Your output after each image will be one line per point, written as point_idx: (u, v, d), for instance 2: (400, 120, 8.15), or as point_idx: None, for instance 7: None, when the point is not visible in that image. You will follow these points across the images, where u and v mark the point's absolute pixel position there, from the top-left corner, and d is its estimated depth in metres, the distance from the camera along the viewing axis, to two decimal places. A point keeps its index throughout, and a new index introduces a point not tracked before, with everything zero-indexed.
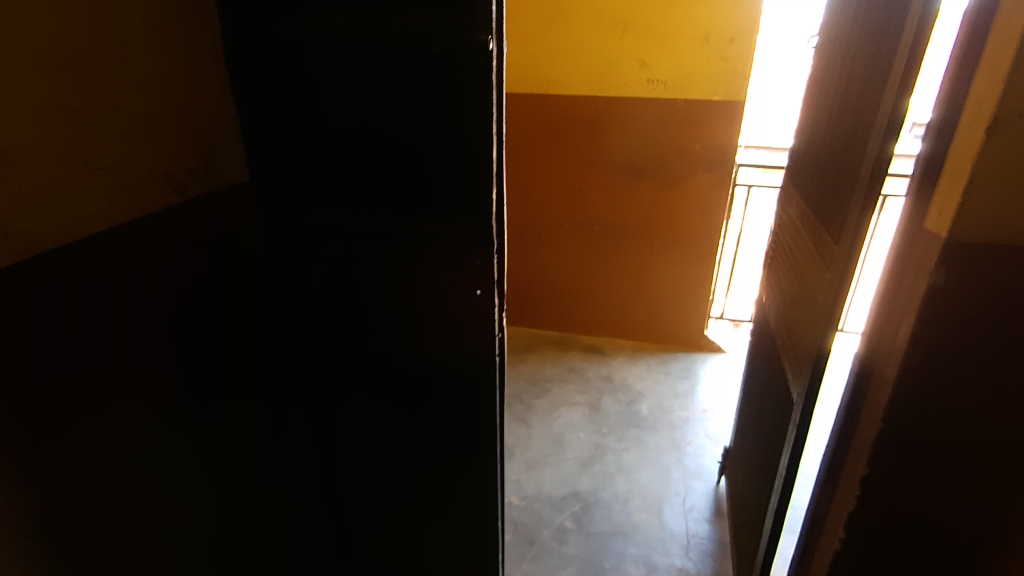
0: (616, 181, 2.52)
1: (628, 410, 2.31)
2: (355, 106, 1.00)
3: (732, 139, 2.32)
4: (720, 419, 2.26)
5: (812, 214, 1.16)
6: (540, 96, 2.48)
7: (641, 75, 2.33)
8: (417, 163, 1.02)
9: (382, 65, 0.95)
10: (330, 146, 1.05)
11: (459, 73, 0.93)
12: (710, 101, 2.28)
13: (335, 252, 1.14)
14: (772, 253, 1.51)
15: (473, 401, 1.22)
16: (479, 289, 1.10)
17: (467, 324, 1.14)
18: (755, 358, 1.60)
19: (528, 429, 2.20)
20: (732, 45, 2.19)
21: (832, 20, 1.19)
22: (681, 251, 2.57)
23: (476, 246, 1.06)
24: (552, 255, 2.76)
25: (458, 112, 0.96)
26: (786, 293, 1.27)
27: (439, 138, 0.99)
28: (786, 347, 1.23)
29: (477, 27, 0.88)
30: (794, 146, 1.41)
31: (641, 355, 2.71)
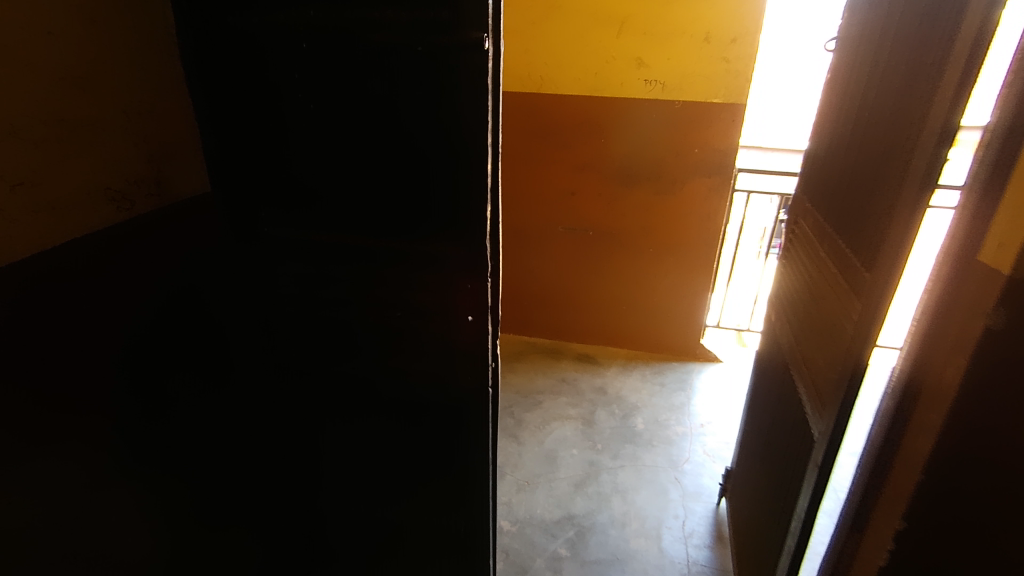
0: (611, 185, 2.42)
1: (622, 424, 2.22)
2: (331, 110, 0.88)
3: (733, 143, 2.22)
4: (719, 434, 2.18)
5: (834, 234, 1.07)
6: (531, 96, 2.36)
7: (639, 75, 2.23)
8: (400, 175, 0.90)
9: (362, 65, 0.84)
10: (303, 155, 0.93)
11: (450, 77, 0.81)
12: (710, 103, 2.19)
13: (310, 272, 1.02)
14: (784, 269, 1.42)
15: (463, 434, 1.11)
16: (471, 315, 0.99)
17: (456, 352, 1.03)
18: (763, 378, 1.51)
19: (519, 445, 2.10)
20: (734, 45, 2.09)
21: (859, 17, 1.09)
22: (678, 258, 2.48)
23: (468, 268, 0.95)
24: (544, 261, 2.65)
25: (448, 120, 0.84)
26: (804, 315, 1.18)
27: (426, 148, 0.87)
28: (803, 376, 1.14)
29: (470, 23, 0.77)
30: (810, 152, 1.31)
31: (635, 365, 2.62)
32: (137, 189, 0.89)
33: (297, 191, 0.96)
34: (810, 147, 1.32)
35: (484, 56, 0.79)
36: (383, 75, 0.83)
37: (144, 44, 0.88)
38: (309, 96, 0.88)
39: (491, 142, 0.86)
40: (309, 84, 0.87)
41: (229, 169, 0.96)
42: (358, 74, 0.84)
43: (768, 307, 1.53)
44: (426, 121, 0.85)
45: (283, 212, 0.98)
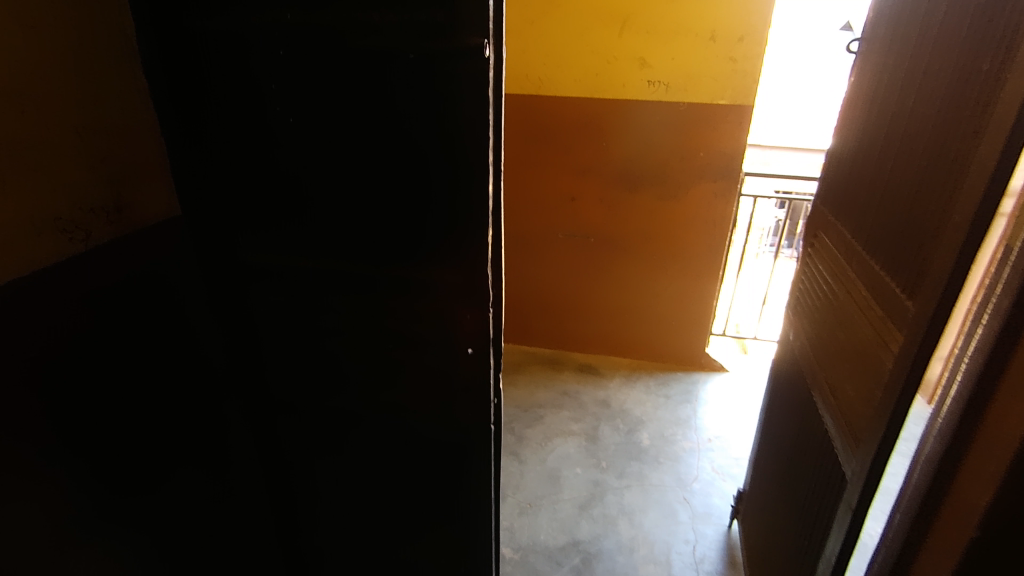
0: (613, 190, 2.33)
1: (627, 440, 2.14)
2: (313, 124, 0.79)
3: (739, 147, 2.14)
4: (728, 449, 2.10)
5: (866, 252, 0.99)
6: (530, 97, 2.27)
7: (642, 76, 2.14)
8: (393, 196, 0.82)
9: (347, 72, 0.74)
10: (283, 172, 0.83)
11: (446, 87, 0.72)
12: (716, 105, 2.11)
13: (294, 299, 0.93)
14: (801, 285, 1.35)
15: (464, 473, 1.02)
16: (471, 347, 0.90)
17: (456, 387, 0.94)
18: (779, 399, 1.43)
19: (520, 464, 2.00)
20: (741, 44, 2.01)
21: (890, 17, 1.01)
22: (683, 265, 2.40)
23: (467, 296, 0.86)
24: (545, 269, 2.56)
25: (444, 135, 0.75)
26: (831, 339, 1.10)
27: (420, 166, 0.78)
28: (830, 404, 1.06)
29: (468, 26, 0.68)
30: (831, 161, 1.24)
31: (638, 376, 2.53)
32: (92, 217, 0.79)
33: (280, 214, 0.87)
34: (830, 155, 1.24)
35: (484, 64, 0.70)
36: (371, 84, 0.74)
37: (101, 50, 0.78)
38: (288, 108, 0.79)
39: (493, 158, 0.77)
40: (287, 94, 0.78)
41: (200, 187, 0.86)
42: (341, 83, 0.75)
43: (784, 323, 1.45)
44: (420, 136, 0.76)
45: (262, 234, 0.89)
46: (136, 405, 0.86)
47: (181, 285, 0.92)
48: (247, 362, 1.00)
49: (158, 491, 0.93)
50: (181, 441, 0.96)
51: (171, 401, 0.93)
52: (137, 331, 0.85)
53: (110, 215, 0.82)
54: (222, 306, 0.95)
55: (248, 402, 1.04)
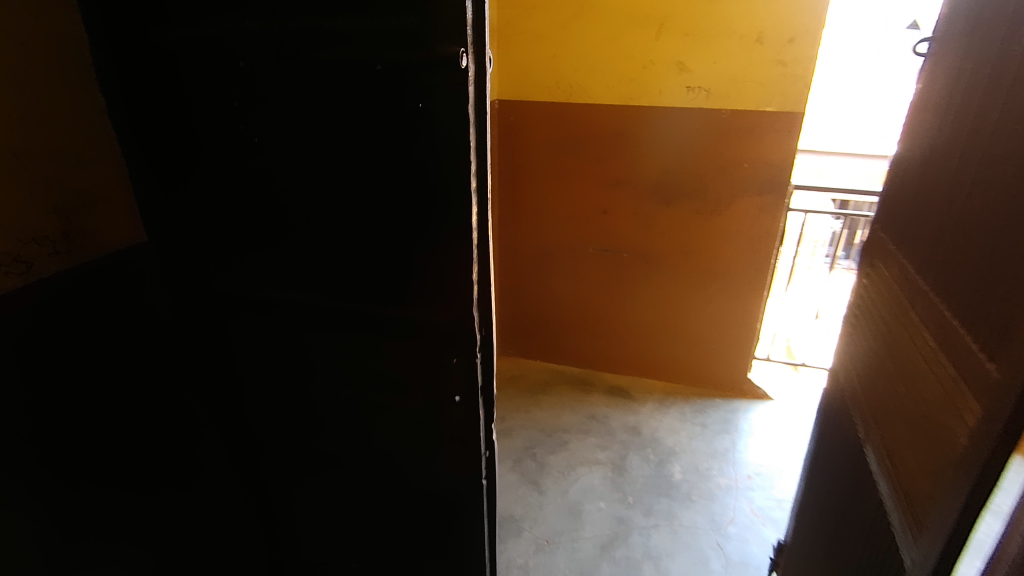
0: (648, 204, 2.18)
1: (657, 473, 1.98)
2: (277, 145, 0.71)
3: (787, 158, 1.96)
4: (769, 489, 1.92)
5: (933, 296, 0.83)
6: (560, 104, 2.15)
7: (680, 81, 1.99)
8: (366, 227, 0.72)
9: (311, 86, 0.65)
10: (251, 197, 0.75)
11: (421, 103, 0.62)
12: (762, 112, 1.94)
13: (269, 333, 0.85)
14: (853, 321, 1.18)
15: (456, 530, 0.92)
16: (458, 395, 0.80)
17: (443, 438, 0.84)
18: (825, 447, 1.26)
19: (540, 495, 1.88)
20: (791, 46, 1.84)
21: (970, 14, 0.85)
22: (724, 285, 2.23)
23: (452, 340, 0.76)
24: (575, 284, 2.43)
25: (420, 159, 0.65)
26: (890, 392, 0.94)
27: (395, 194, 0.69)
28: (886, 470, 0.90)
29: (438, 30, 0.58)
30: (893, 180, 1.07)
31: (673, 401, 2.37)
32: (33, 249, 0.73)
33: (251, 242, 0.78)
34: (892, 172, 1.08)
35: (460, 75, 0.59)
36: (337, 100, 0.65)
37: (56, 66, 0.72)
38: (254, 128, 0.70)
39: (476, 185, 0.66)
40: (250, 113, 0.69)
41: (169, 215, 0.79)
42: (306, 99, 0.66)
43: (833, 360, 1.28)
44: (393, 161, 0.67)
45: (235, 264, 0.80)
46: (99, 444, 0.81)
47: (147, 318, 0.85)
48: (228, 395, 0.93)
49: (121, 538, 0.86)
50: (151, 482, 0.90)
51: (142, 439, 0.87)
52: (96, 369, 0.79)
53: (58, 246, 0.76)
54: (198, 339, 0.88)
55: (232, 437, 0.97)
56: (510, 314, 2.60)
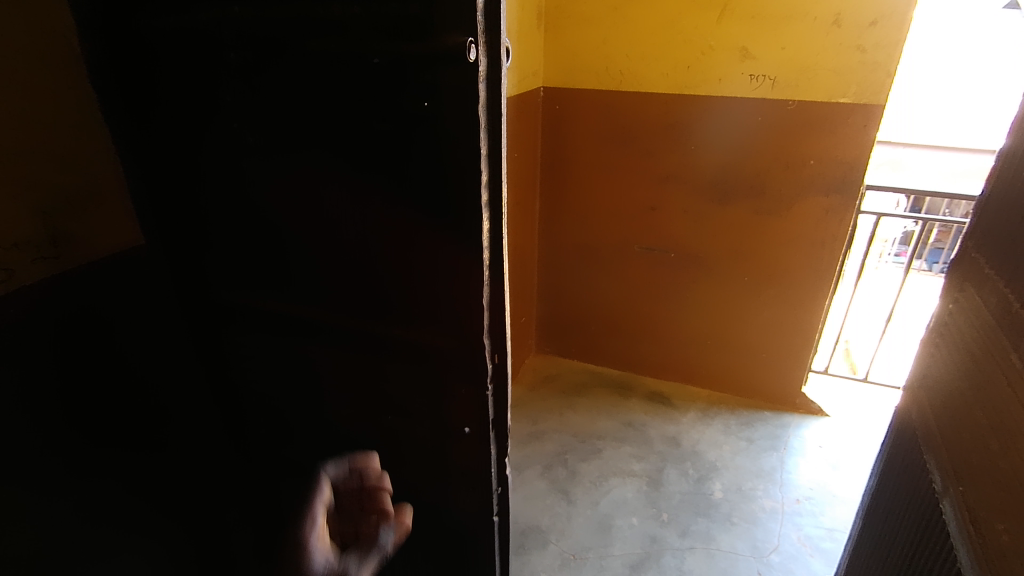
0: (700, 202, 2.03)
1: (696, 490, 1.86)
2: (275, 147, 0.65)
3: (860, 155, 1.78)
4: (820, 517, 1.77)
5: None
6: (608, 94, 2.01)
7: (743, 69, 1.82)
8: (369, 240, 0.66)
9: (311, 85, 0.60)
10: (255, 203, 0.70)
11: (426, 103, 0.56)
12: (835, 104, 1.75)
13: (276, 348, 0.81)
14: (932, 351, 1.02)
15: (465, 566, 0.85)
16: (468, 427, 0.73)
17: (452, 470, 0.78)
18: (891, 491, 1.11)
19: (569, 506, 1.80)
20: (873, 30, 1.65)
21: None
22: (780, 292, 2.06)
23: (461, 372, 0.69)
24: (617, 283, 2.31)
25: (424, 168, 0.59)
26: (978, 447, 0.79)
27: (397, 207, 0.63)
28: (969, 540, 0.77)
29: (446, 21, 0.52)
30: (994, 190, 0.90)
31: (718, 411, 2.23)
32: (17, 254, 0.72)
33: (254, 249, 0.74)
34: (995, 173, 0.91)
35: (470, 73, 0.53)
36: (339, 101, 0.59)
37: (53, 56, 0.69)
38: (256, 127, 0.65)
39: (488, 200, 0.60)
40: (251, 110, 0.64)
41: (172, 217, 0.77)
42: (308, 97, 0.61)
43: (906, 383, 1.13)
44: (396, 168, 0.60)
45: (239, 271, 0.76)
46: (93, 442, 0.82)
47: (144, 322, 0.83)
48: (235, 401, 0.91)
49: (130, 530, 0.88)
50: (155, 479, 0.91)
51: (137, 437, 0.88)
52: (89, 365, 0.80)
53: (45, 251, 0.75)
54: (207, 340, 0.86)
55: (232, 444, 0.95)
56: (548, 313, 2.49)
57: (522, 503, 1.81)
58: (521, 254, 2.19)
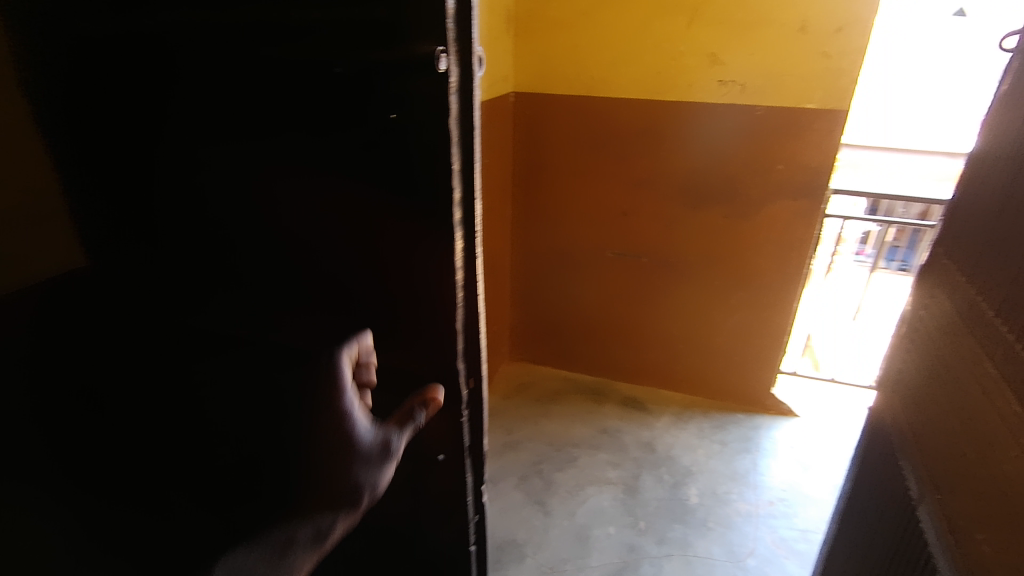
0: (671, 207, 2.03)
1: (672, 496, 1.86)
2: (235, 161, 0.61)
3: (827, 160, 1.81)
4: (793, 518, 1.79)
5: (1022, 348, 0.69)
6: (579, 99, 1.99)
7: (712, 74, 1.83)
8: (333, 262, 0.62)
9: (271, 95, 0.55)
10: (204, 223, 0.64)
11: (395, 116, 0.52)
12: (803, 109, 1.77)
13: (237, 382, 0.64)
14: (904, 358, 1.03)
15: None
16: (442, 454, 0.71)
17: (425, 498, 0.75)
18: (864, 497, 1.12)
19: (546, 517, 1.77)
20: (839, 36, 1.67)
21: None
22: (749, 295, 2.08)
23: (437, 398, 0.67)
24: (590, 289, 2.29)
25: (393, 184, 0.56)
26: (952, 456, 0.80)
27: (363, 224, 0.59)
28: (941, 549, 0.77)
29: (416, 29, 0.49)
30: (964, 197, 0.91)
31: (691, 415, 2.23)
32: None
33: (201, 274, 0.67)
34: (966, 177, 0.93)
35: (442, 86, 0.51)
36: (300, 111, 0.55)
37: None
38: (206, 141, 0.60)
39: (461, 218, 0.58)
40: (202, 122, 0.59)
41: None
42: (267, 108, 0.56)
43: (879, 384, 1.13)
44: (361, 185, 0.57)
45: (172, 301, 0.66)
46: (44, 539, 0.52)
47: (66, 282, 0.53)
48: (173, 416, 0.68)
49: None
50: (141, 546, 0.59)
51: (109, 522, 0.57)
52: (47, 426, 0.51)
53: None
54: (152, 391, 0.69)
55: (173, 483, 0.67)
56: (522, 319, 2.46)
57: (497, 517, 1.77)
58: (494, 260, 2.16)
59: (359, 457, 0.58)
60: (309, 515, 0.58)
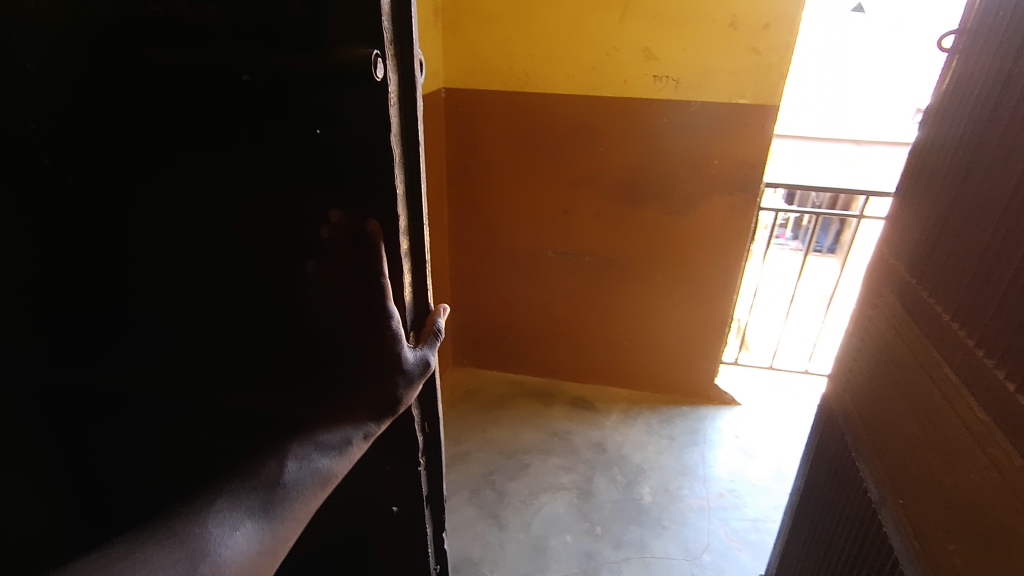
0: (612, 203, 2.01)
1: (626, 497, 1.84)
2: (139, 166, 0.53)
3: (760, 154, 1.83)
4: (743, 508, 1.82)
5: (982, 355, 0.69)
6: (516, 95, 1.92)
7: (646, 70, 1.81)
8: (259, 276, 0.57)
9: (174, 104, 0.49)
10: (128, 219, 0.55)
11: (320, 133, 0.49)
12: (736, 105, 1.78)
13: (235, 328, 0.60)
14: (854, 355, 1.03)
15: None
16: (396, 506, 0.68)
17: (380, 550, 0.72)
18: (820, 494, 1.12)
19: (500, 532, 1.70)
20: (766, 33, 1.69)
21: None
22: (691, 290, 2.09)
23: (389, 444, 0.64)
24: (534, 289, 2.24)
25: (323, 201, 0.52)
26: (915, 458, 0.79)
27: (288, 242, 0.54)
28: (908, 556, 0.77)
29: (342, 32, 0.45)
30: (909, 196, 0.92)
31: (639, 411, 2.23)
32: None
33: (103, 309, 0.59)
34: (908, 173, 0.93)
35: (378, 95, 0.47)
36: (204, 123, 0.50)
37: None
38: (93, 160, 0.53)
39: (409, 246, 0.57)
40: (91, 131, 0.51)
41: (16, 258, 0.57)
42: (164, 117, 0.50)
43: (830, 374, 1.14)
44: (284, 202, 0.53)
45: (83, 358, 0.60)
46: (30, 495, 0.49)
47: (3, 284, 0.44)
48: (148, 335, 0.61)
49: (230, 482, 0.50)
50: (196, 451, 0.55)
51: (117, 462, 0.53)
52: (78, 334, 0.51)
53: None
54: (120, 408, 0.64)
55: (167, 409, 0.63)
56: (464, 324, 2.38)
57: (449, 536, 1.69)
58: (433, 264, 2.07)
59: (403, 378, 0.57)
60: (365, 389, 0.56)
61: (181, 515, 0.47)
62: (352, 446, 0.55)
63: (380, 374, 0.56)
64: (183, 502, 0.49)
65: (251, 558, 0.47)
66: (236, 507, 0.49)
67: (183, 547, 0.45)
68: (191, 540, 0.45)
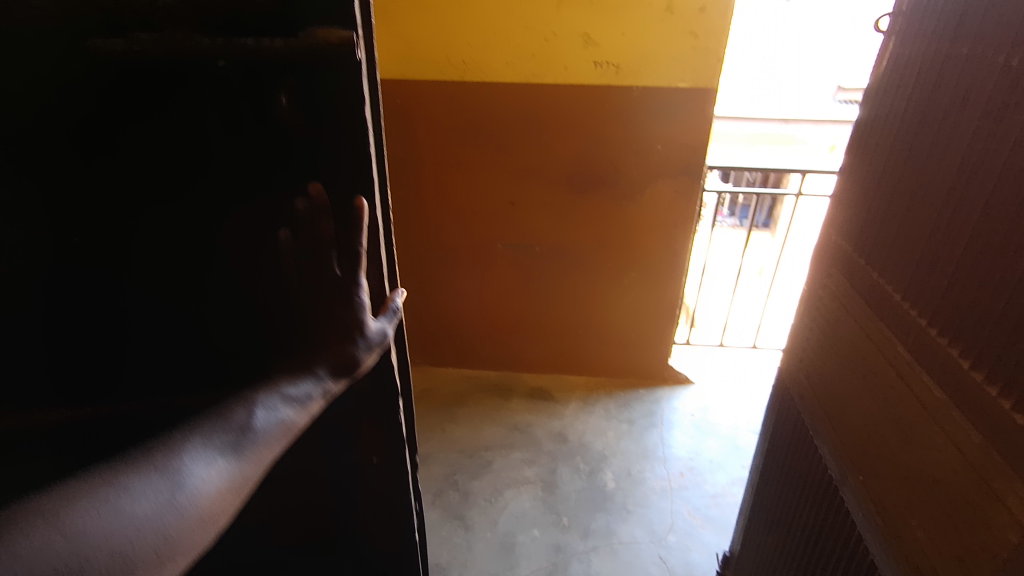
0: (559, 192, 1.98)
1: (591, 485, 1.84)
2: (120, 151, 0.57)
3: (701, 137, 1.85)
4: (703, 484, 1.86)
5: (935, 334, 0.70)
6: (452, 85, 1.86)
7: (586, 57, 1.78)
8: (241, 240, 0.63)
9: (156, 90, 0.55)
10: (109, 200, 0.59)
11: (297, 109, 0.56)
12: (675, 88, 1.79)
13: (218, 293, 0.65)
14: (808, 335, 1.04)
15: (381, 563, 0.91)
16: (376, 457, 0.79)
17: (365, 491, 0.83)
18: (779, 470, 1.15)
19: (466, 533, 1.67)
20: (701, 17, 1.69)
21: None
22: (641, 275, 2.11)
23: (371, 394, 0.74)
24: (485, 283, 2.20)
25: (301, 174, 0.60)
26: (874, 438, 0.80)
27: (269, 205, 0.61)
28: (877, 540, 0.78)
29: (311, 20, 0.52)
30: (854, 177, 0.92)
31: (597, 397, 2.25)
32: None
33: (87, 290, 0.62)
34: (851, 151, 0.94)
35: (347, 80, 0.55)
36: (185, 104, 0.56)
37: None
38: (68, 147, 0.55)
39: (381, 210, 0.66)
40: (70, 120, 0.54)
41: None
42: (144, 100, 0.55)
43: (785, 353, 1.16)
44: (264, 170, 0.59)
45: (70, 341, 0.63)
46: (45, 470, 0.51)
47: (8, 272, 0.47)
48: (123, 305, 0.64)
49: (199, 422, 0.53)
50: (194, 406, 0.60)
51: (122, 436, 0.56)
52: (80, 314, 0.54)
53: None
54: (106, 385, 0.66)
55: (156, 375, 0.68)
56: (415, 322, 2.32)
57: None
58: None
59: (364, 342, 0.60)
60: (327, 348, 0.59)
61: (155, 447, 0.50)
62: (313, 401, 0.58)
63: (342, 335, 0.59)
64: (158, 437, 0.52)
65: (221, 491, 0.51)
66: (207, 443, 0.52)
67: (158, 474, 0.48)
68: (169, 470, 0.49)
